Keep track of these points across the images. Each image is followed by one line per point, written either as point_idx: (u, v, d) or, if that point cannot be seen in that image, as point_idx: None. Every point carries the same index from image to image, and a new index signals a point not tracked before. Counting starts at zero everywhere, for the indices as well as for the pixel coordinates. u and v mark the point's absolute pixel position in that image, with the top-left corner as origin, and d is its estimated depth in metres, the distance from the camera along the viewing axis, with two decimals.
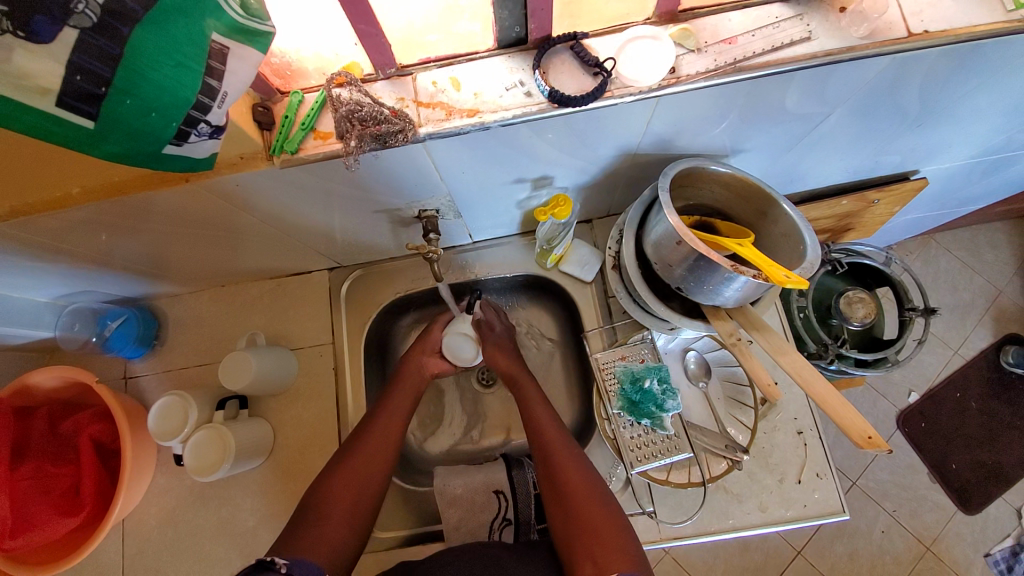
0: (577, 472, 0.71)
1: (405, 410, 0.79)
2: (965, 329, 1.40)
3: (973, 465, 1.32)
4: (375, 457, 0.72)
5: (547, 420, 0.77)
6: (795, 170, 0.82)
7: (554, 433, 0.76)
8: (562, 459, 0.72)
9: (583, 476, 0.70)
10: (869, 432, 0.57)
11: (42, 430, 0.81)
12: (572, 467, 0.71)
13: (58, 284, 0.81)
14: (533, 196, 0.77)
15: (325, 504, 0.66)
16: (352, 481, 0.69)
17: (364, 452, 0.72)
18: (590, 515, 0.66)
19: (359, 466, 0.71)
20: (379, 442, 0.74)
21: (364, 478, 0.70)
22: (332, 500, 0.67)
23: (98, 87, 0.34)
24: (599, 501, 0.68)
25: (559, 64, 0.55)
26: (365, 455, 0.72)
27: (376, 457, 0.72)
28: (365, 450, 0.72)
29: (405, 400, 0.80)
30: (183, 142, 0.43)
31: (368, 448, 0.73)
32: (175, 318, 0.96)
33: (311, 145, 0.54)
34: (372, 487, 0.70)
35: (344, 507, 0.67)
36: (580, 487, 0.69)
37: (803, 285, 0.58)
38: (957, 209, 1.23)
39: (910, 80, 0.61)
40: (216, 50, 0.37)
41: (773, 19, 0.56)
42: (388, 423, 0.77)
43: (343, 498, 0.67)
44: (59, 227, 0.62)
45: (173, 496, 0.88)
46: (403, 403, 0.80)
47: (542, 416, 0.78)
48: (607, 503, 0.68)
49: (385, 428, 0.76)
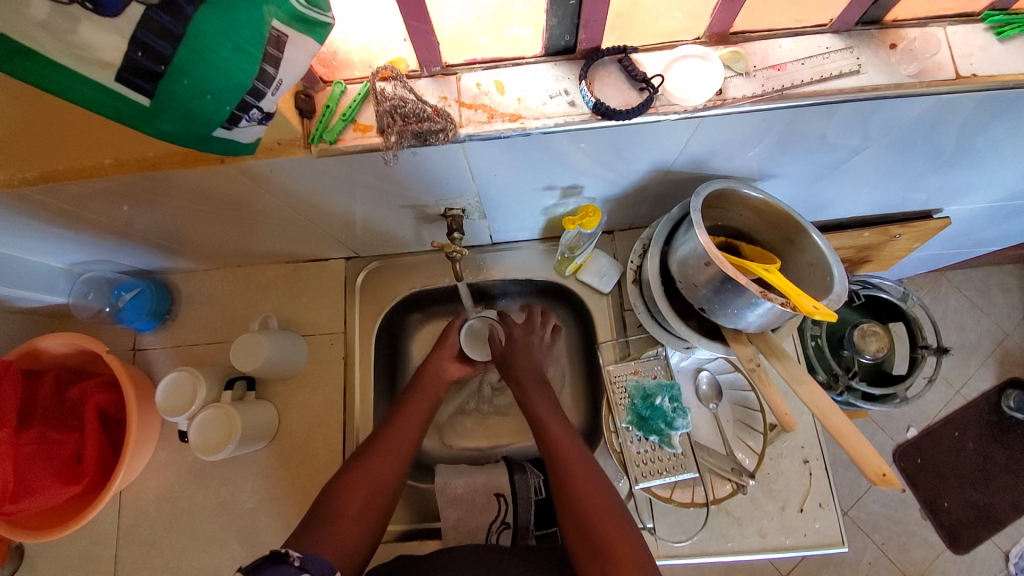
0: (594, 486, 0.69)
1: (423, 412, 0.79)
2: (969, 369, 1.39)
3: (966, 506, 1.32)
4: (388, 458, 0.72)
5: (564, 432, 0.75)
6: (820, 198, 0.82)
7: (569, 443, 0.74)
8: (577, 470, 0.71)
9: (602, 493, 0.69)
10: (884, 469, 0.56)
11: (49, 396, 0.81)
12: (581, 473, 0.70)
13: (75, 251, 0.81)
14: (560, 204, 0.77)
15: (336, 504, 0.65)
16: (368, 480, 0.69)
17: (381, 454, 0.72)
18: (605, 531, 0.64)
19: (375, 469, 0.70)
20: (395, 444, 0.73)
21: (380, 477, 0.70)
22: (346, 498, 0.67)
23: (158, 65, 0.34)
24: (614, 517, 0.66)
25: (606, 76, 0.55)
26: (382, 453, 0.72)
27: (391, 458, 0.72)
28: (381, 449, 0.72)
29: (423, 402, 0.80)
30: (233, 127, 0.42)
31: (384, 452, 0.72)
32: (188, 294, 0.96)
33: (350, 137, 0.54)
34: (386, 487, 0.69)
35: (359, 507, 0.66)
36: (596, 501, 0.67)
37: (830, 317, 0.58)
38: (973, 249, 1.22)
39: (951, 122, 0.60)
40: (275, 37, 0.37)
41: (823, 49, 0.56)
42: (407, 420, 0.77)
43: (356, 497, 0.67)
44: (87, 195, 0.62)
45: (172, 471, 0.88)
46: (422, 406, 0.79)
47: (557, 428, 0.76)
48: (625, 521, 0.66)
49: (402, 431, 0.75)
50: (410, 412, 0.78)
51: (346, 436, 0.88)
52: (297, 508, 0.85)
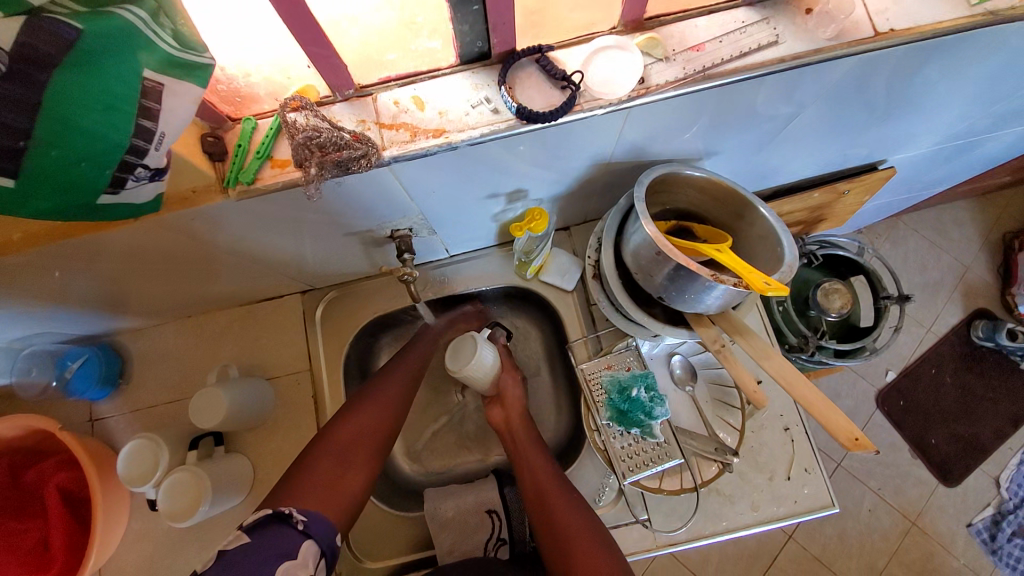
0: (573, 518, 0.69)
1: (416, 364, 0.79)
2: (936, 307, 1.44)
3: (951, 439, 1.36)
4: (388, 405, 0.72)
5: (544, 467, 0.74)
6: (767, 167, 0.82)
7: (548, 476, 0.73)
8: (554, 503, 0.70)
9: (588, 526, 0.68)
10: (855, 434, 0.57)
11: (4, 483, 0.76)
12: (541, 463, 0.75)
13: (10, 328, 0.76)
14: (508, 210, 0.75)
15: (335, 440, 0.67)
16: (370, 427, 0.70)
17: (381, 398, 0.72)
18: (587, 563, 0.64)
19: (377, 413, 0.71)
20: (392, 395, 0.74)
21: (380, 423, 0.71)
22: (347, 447, 0.67)
23: (18, 141, 0.31)
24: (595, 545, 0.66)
25: (525, 78, 0.53)
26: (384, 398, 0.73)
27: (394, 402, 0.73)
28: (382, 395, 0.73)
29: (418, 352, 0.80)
30: (119, 190, 0.40)
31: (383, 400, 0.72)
32: (140, 353, 0.91)
33: (269, 175, 0.51)
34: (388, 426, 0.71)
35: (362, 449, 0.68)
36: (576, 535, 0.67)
37: (783, 291, 0.58)
38: (922, 192, 1.25)
39: (878, 76, 0.61)
40: (150, 87, 0.34)
41: (739, 23, 0.55)
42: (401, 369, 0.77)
43: (358, 443, 0.68)
44: (1, 271, 0.57)
45: (150, 542, 0.84)
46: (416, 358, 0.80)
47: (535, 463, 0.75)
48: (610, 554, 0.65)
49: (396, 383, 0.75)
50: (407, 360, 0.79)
51: None
52: None
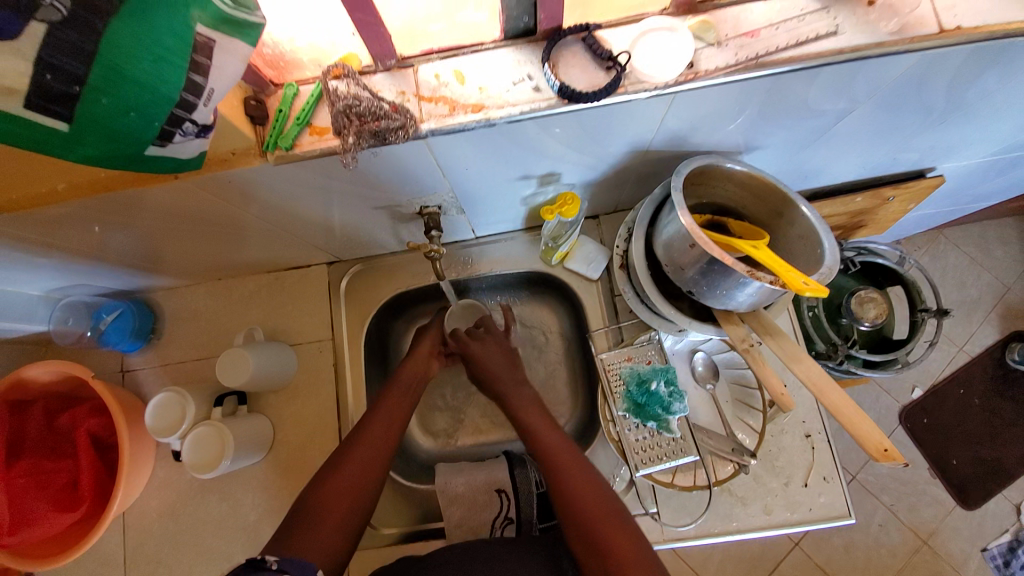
0: (598, 499, 0.67)
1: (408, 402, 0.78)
2: (970, 326, 1.38)
3: (974, 461, 1.31)
4: (378, 448, 0.71)
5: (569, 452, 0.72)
6: (809, 166, 0.79)
7: (565, 454, 0.71)
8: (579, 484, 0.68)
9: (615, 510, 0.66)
10: (884, 445, 0.55)
11: (38, 425, 0.79)
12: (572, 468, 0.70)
13: (51, 277, 0.79)
14: (539, 192, 0.75)
15: (323, 492, 0.66)
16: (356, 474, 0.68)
17: (367, 445, 0.71)
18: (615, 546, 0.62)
19: (361, 461, 0.69)
20: (381, 432, 0.73)
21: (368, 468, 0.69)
22: (328, 495, 0.66)
23: (71, 86, 0.32)
24: (622, 530, 0.63)
25: (570, 57, 0.52)
26: (367, 444, 0.71)
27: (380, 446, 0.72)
28: (367, 437, 0.72)
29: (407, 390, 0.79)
30: (167, 143, 0.41)
31: (370, 442, 0.72)
32: (171, 311, 0.94)
33: (307, 141, 0.51)
34: (374, 477, 0.69)
35: (345, 499, 0.66)
36: (603, 518, 0.65)
37: (821, 292, 0.56)
38: (970, 205, 1.20)
39: (938, 78, 0.57)
40: (201, 43, 0.35)
41: (798, 11, 0.53)
42: (387, 410, 0.76)
43: (342, 488, 0.67)
44: (47, 221, 0.59)
45: (172, 490, 0.88)
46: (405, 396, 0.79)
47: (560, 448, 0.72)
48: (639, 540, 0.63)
49: (385, 421, 0.74)
50: (394, 402, 0.77)
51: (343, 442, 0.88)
52: None
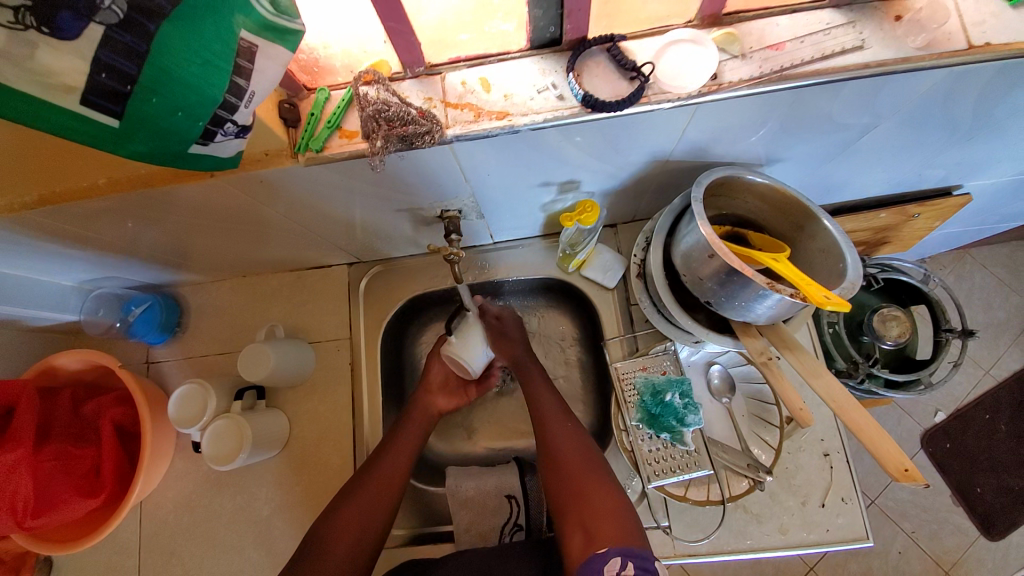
0: (587, 468, 0.68)
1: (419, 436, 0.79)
2: (999, 349, 1.33)
3: (1000, 490, 1.26)
4: (387, 480, 0.72)
5: (570, 431, 0.73)
6: (832, 180, 0.78)
7: (561, 425, 0.74)
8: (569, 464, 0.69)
9: (606, 487, 0.66)
10: (904, 465, 0.54)
11: (66, 411, 0.81)
12: (565, 441, 0.72)
13: (85, 269, 0.82)
14: (558, 200, 0.76)
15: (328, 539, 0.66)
16: (362, 511, 0.69)
17: (376, 478, 0.72)
18: (598, 517, 0.63)
19: (372, 493, 0.71)
20: (392, 465, 0.74)
21: (376, 503, 0.70)
22: (335, 532, 0.67)
23: (125, 85, 0.34)
24: (609, 500, 0.65)
25: (595, 67, 0.53)
26: (368, 496, 0.71)
27: (379, 498, 0.71)
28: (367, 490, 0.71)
29: (420, 426, 0.80)
30: (209, 142, 0.43)
31: (379, 477, 0.72)
32: (195, 306, 0.97)
33: (337, 144, 0.53)
34: (375, 531, 0.69)
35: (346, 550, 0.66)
36: (592, 488, 0.66)
37: (843, 307, 0.56)
38: (999, 225, 1.17)
39: (966, 95, 0.57)
40: (245, 48, 0.37)
41: (823, 25, 0.53)
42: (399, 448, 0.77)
43: (351, 525, 0.68)
44: (86, 215, 0.62)
45: (189, 481, 0.90)
46: (417, 430, 0.80)
47: (558, 432, 0.73)
48: (621, 515, 0.63)
49: (397, 451, 0.76)
50: (405, 436, 0.78)
51: (355, 443, 0.89)
52: (310, 514, 0.86)
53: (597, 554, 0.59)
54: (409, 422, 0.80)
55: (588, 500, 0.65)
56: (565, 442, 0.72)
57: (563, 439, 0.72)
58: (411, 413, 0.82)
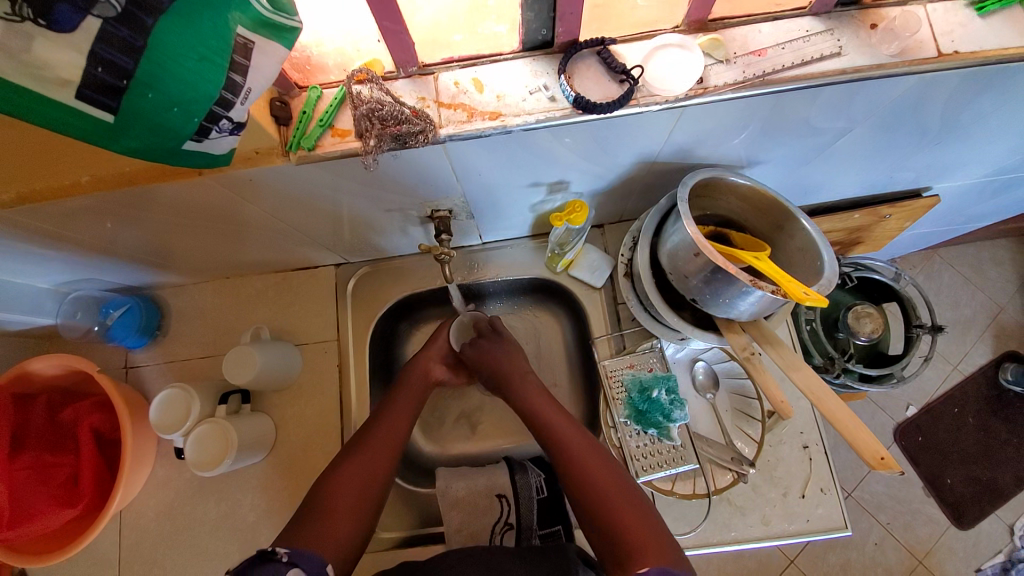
0: (614, 485, 0.65)
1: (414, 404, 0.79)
2: (965, 345, 1.40)
3: (968, 481, 1.32)
4: (388, 441, 0.72)
5: (588, 447, 0.70)
6: (809, 182, 0.81)
7: (582, 443, 0.70)
8: (598, 479, 0.66)
9: (637, 508, 0.63)
10: (881, 453, 0.56)
11: (42, 418, 0.78)
12: (590, 458, 0.68)
13: (62, 271, 0.79)
14: (548, 200, 0.77)
15: (329, 497, 0.64)
16: (362, 471, 0.68)
17: (376, 438, 0.72)
18: (635, 541, 0.59)
19: (372, 452, 0.70)
20: (391, 429, 0.74)
21: (375, 463, 0.69)
22: (337, 488, 0.65)
23: (120, 80, 0.34)
24: (642, 520, 0.61)
25: (585, 70, 0.54)
26: (368, 457, 0.69)
27: (375, 470, 0.69)
28: (367, 450, 0.70)
29: (415, 393, 0.80)
30: (203, 139, 0.42)
31: (380, 439, 0.72)
32: (177, 308, 0.95)
33: (329, 143, 0.53)
34: (376, 489, 0.67)
35: (347, 528, 0.62)
36: (624, 508, 0.63)
37: (822, 303, 0.58)
38: (965, 226, 1.22)
39: (935, 100, 0.60)
40: (241, 45, 0.37)
41: (803, 32, 0.55)
42: (397, 412, 0.76)
43: (352, 483, 0.66)
44: (66, 215, 0.60)
45: (171, 488, 0.87)
46: (413, 397, 0.79)
47: (582, 449, 0.69)
48: (659, 539, 0.60)
49: (395, 417, 0.75)
50: (403, 403, 0.78)
51: (344, 445, 0.88)
52: None
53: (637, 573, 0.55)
54: (405, 390, 0.80)
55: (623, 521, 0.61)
56: (591, 461, 0.68)
57: (588, 457, 0.68)
58: (407, 382, 0.81)
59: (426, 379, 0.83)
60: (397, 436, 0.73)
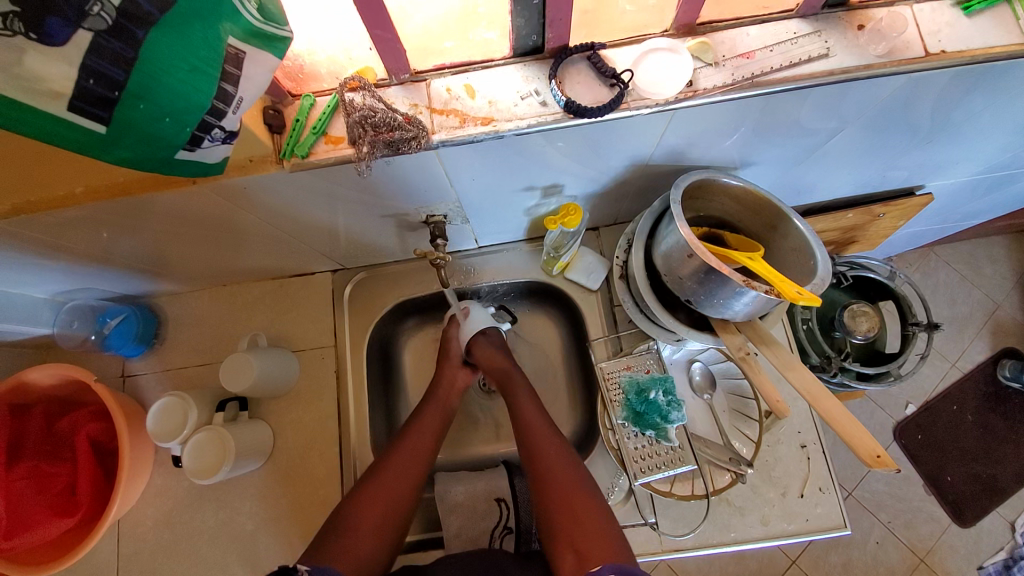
0: (575, 485, 0.70)
1: (439, 420, 0.80)
2: (962, 342, 1.40)
3: (968, 478, 1.32)
4: (412, 460, 0.74)
5: (558, 448, 0.74)
6: (802, 182, 0.82)
7: (552, 444, 0.75)
8: (562, 480, 0.71)
9: (594, 507, 0.68)
10: (877, 451, 0.56)
11: (38, 428, 0.78)
12: (558, 459, 0.73)
13: (59, 281, 0.80)
14: (542, 204, 0.77)
15: (352, 516, 0.67)
16: (385, 491, 0.70)
17: (400, 458, 0.73)
18: (590, 539, 0.65)
19: (396, 472, 0.72)
20: (416, 447, 0.75)
21: (399, 483, 0.71)
22: (362, 508, 0.68)
23: (112, 92, 0.34)
24: (598, 522, 0.67)
25: (575, 74, 0.55)
26: (392, 475, 0.72)
27: (399, 489, 0.71)
28: (391, 470, 0.72)
29: (442, 408, 0.81)
30: (196, 148, 0.43)
31: (403, 459, 0.73)
32: (174, 317, 0.95)
33: (322, 150, 0.54)
34: (401, 509, 0.70)
35: (369, 546, 0.66)
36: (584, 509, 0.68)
37: (814, 302, 0.58)
38: (958, 224, 1.23)
39: (924, 99, 0.60)
40: (232, 54, 0.37)
41: (791, 34, 0.56)
42: (422, 429, 0.78)
43: (376, 504, 0.69)
44: (62, 225, 0.60)
45: (169, 497, 0.87)
46: (439, 413, 0.80)
47: (552, 451, 0.74)
48: (611, 536, 0.65)
49: (420, 436, 0.77)
50: (428, 420, 0.79)
51: (343, 451, 0.88)
52: (298, 526, 0.84)
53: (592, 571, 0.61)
54: (432, 405, 0.80)
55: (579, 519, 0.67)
56: (558, 462, 0.73)
57: (557, 458, 0.73)
58: (434, 396, 0.82)
59: (453, 392, 0.84)
60: (421, 455, 0.75)
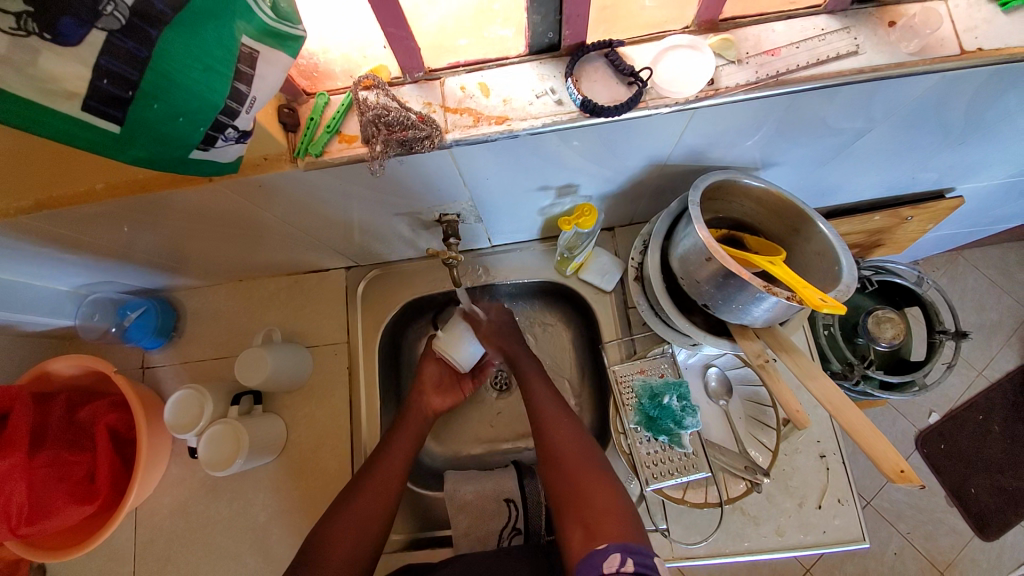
0: (584, 463, 0.68)
1: (414, 440, 0.79)
2: (991, 350, 1.35)
3: (995, 491, 1.27)
4: (385, 481, 0.73)
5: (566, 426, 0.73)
6: (826, 184, 0.79)
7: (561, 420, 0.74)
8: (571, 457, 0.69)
9: (607, 486, 0.66)
10: (901, 466, 0.54)
11: (60, 418, 0.80)
12: (566, 436, 0.71)
13: (81, 274, 0.81)
14: (556, 204, 0.76)
15: (325, 539, 0.66)
16: (358, 513, 0.69)
17: (374, 479, 0.72)
18: (600, 514, 0.62)
19: (370, 494, 0.71)
20: (389, 468, 0.74)
21: (372, 505, 0.70)
22: (334, 531, 0.67)
23: (126, 91, 0.34)
24: (610, 501, 0.64)
25: (593, 72, 0.54)
26: (367, 497, 0.71)
27: (372, 510, 0.70)
28: (364, 492, 0.71)
29: (417, 428, 0.80)
30: (210, 148, 0.43)
31: (376, 479, 0.72)
32: (191, 310, 0.97)
33: (336, 148, 0.53)
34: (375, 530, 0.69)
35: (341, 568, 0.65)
36: (594, 487, 0.66)
37: (839, 309, 0.56)
38: (991, 227, 1.18)
39: (958, 99, 0.57)
40: (246, 53, 0.37)
41: (818, 31, 0.54)
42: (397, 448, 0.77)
43: (349, 526, 0.68)
44: (83, 220, 0.61)
45: (185, 487, 0.89)
46: (412, 433, 0.79)
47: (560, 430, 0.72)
48: (622, 513, 0.62)
49: (394, 456, 0.76)
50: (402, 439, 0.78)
51: (354, 448, 0.88)
52: (308, 520, 0.85)
53: (597, 550, 0.58)
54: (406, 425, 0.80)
55: (587, 497, 0.65)
56: (567, 439, 0.71)
57: (565, 436, 0.72)
58: (409, 416, 0.82)
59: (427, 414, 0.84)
60: (395, 474, 0.74)
